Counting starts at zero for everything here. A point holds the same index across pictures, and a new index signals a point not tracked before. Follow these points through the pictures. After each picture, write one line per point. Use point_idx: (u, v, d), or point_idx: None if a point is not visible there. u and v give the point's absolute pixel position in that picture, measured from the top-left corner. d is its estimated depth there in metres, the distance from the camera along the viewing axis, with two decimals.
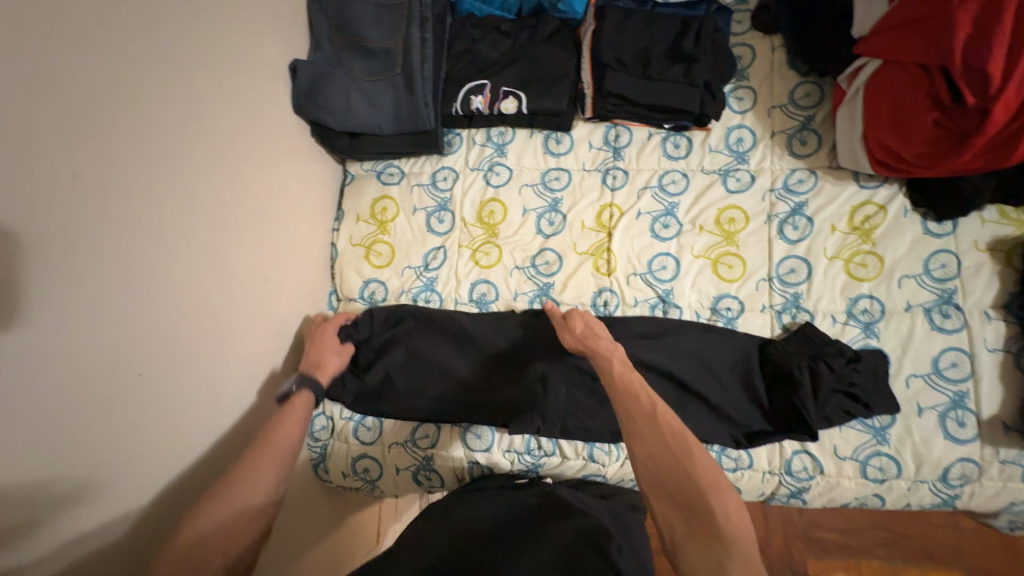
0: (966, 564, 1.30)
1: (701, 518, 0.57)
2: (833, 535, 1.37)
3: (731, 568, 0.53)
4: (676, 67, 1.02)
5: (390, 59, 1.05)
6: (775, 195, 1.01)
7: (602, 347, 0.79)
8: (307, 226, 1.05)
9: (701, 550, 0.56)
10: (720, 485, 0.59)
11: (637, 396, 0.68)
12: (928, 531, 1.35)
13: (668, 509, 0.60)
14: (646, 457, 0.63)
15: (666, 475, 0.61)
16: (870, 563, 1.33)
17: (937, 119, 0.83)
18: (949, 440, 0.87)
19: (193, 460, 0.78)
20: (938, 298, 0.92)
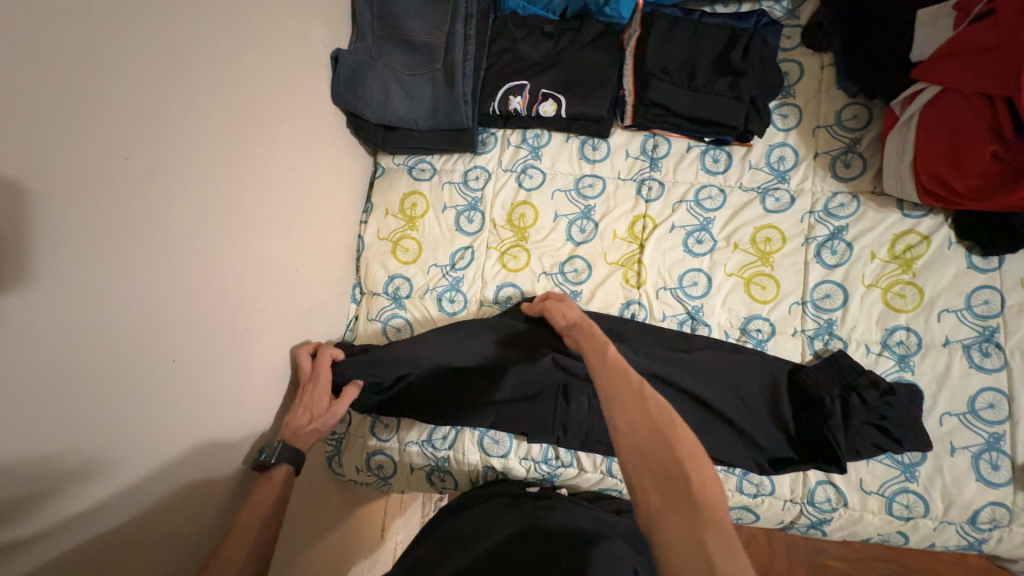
0: None
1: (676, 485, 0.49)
2: (838, 564, 1.35)
3: (708, 540, 0.45)
4: (721, 79, 1.00)
5: (431, 54, 1.04)
6: (814, 217, 0.99)
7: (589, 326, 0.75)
8: (337, 218, 1.05)
9: (676, 519, 0.47)
10: (698, 456, 0.52)
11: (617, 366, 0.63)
12: (937, 567, 1.32)
13: (643, 479, 0.51)
14: (622, 422, 0.56)
15: (641, 440, 0.54)
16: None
17: (996, 152, 0.80)
18: (981, 482, 0.84)
19: (219, 446, 0.78)
20: (979, 335, 0.90)
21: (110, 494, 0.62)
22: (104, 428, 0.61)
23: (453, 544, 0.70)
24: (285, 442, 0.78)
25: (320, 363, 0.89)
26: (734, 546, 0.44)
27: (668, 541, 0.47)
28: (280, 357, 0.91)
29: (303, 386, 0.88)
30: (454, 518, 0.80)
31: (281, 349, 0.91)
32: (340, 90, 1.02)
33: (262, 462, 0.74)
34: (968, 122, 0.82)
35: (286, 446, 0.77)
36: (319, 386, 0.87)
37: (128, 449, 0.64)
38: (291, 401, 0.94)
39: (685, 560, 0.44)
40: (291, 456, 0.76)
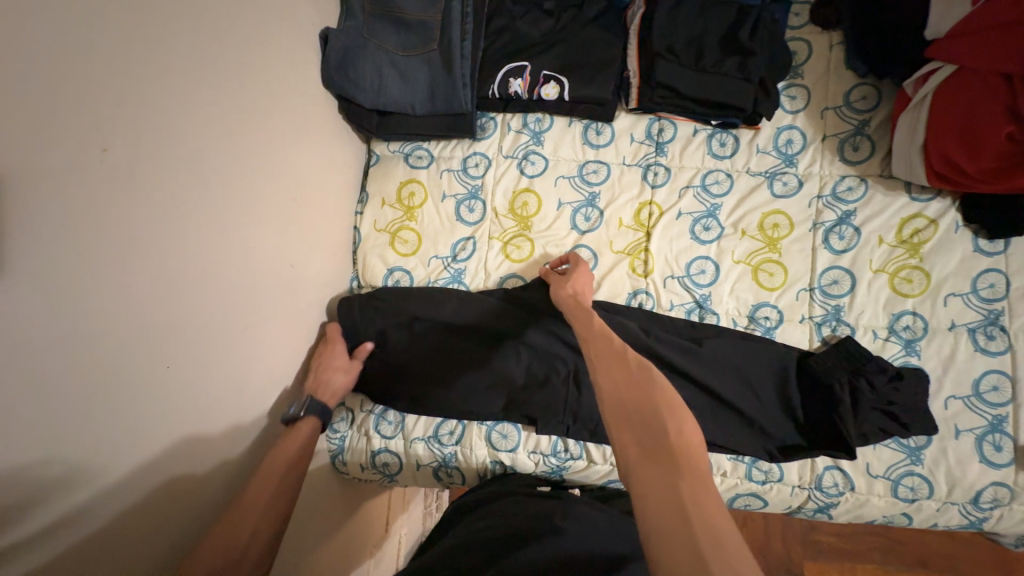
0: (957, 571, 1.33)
1: (655, 438, 0.49)
2: (832, 539, 1.38)
3: (684, 489, 0.44)
4: (730, 59, 0.96)
5: (426, 33, 0.98)
6: (822, 202, 0.97)
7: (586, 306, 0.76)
8: (332, 209, 1.00)
9: (654, 470, 0.47)
10: (681, 413, 0.52)
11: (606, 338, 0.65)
12: (926, 539, 1.36)
13: (623, 435, 0.51)
14: (608, 384, 0.56)
15: (626, 400, 0.54)
16: (866, 567, 1.35)
17: (1010, 134, 0.79)
18: (984, 464, 0.85)
19: (220, 452, 0.75)
20: (983, 319, 0.90)
21: (107, 506, 0.59)
22: (97, 442, 0.58)
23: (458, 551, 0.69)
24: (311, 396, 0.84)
25: (332, 328, 0.94)
26: (710, 497, 0.44)
27: (645, 491, 0.46)
28: (279, 357, 0.88)
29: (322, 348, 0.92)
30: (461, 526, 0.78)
31: (280, 349, 0.88)
32: (331, 73, 0.96)
33: (292, 415, 0.79)
34: (983, 103, 0.81)
35: (312, 399, 0.82)
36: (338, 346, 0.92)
37: (126, 460, 0.61)
38: None
39: (662, 509, 0.43)
40: (317, 410, 0.82)
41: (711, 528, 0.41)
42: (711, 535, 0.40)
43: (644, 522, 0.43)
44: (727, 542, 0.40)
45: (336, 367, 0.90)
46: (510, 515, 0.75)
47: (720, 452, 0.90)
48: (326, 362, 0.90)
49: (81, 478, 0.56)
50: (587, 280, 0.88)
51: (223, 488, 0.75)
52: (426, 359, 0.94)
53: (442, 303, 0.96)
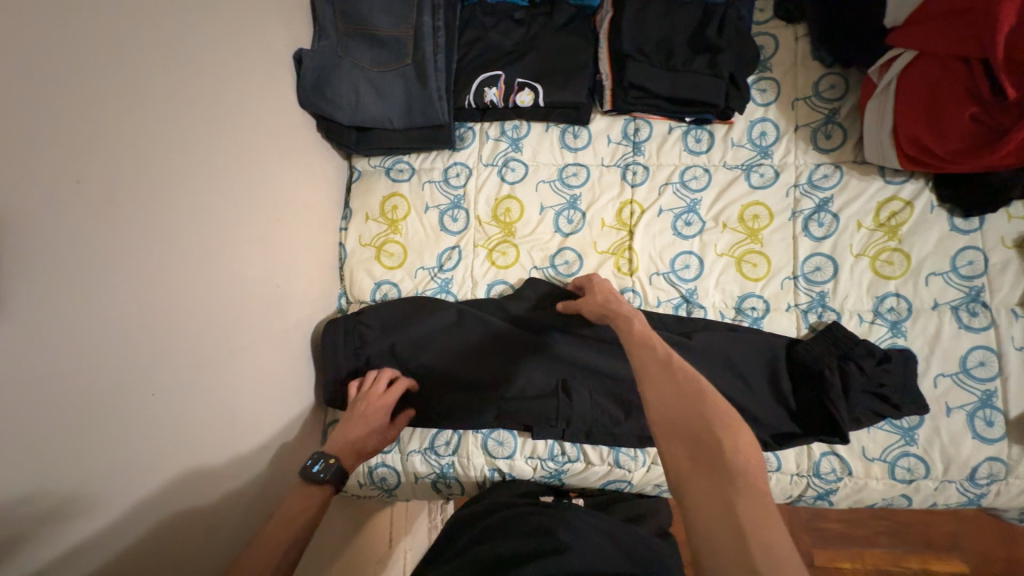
0: (963, 550, 1.33)
1: (711, 457, 0.51)
2: (837, 526, 1.38)
3: (737, 503, 0.48)
4: (699, 57, 0.98)
5: (400, 49, 0.99)
6: (799, 190, 0.99)
7: (624, 310, 0.76)
8: (315, 227, 1.00)
9: (706, 485, 0.50)
10: (731, 421, 0.54)
11: (652, 343, 0.64)
12: (930, 520, 1.37)
13: (673, 448, 0.53)
14: (659, 399, 0.57)
15: (678, 413, 0.55)
16: (873, 551, 1.35)
17: (975, 114, 0.81)
18: (977, 440, 0.86)
19: (211, 477, 0.74)
20: (965, 296, 0.91)
21: (93, 538, 0.58)
22: (80, 474, 0.57)
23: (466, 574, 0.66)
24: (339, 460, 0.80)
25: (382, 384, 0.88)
26: (767, 516, 0.47)
27: (699, 504, 0.49)
28: (270, 377, 0.87)
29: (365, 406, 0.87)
30: (460, 547, 0.76)
31: (271, 369, 0.87)
32: (307, 94, 0.96)
33: (313, 474, 0.77)
34: (946, 86, 0.83)
35: (337, 462, 0.79)
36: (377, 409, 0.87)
37: (118, 490, 0.61)
38: (321, 391, 1.00)
39: (717, 522, 0.47)
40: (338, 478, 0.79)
41: (768, 548, 0.45)
42: (768, 556, 0.44)
43: (701, 539, 0.47)
44: (785, 563, 0.44)
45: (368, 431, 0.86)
46: (511, 531, 0.73)
47: None
48: (364, 426, 0.85)
49: (71, 511, 0.56)
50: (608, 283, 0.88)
51: (215, 515, 0.74)
52: (416, 372, 0.94)
53: (430, 314, 0.95)
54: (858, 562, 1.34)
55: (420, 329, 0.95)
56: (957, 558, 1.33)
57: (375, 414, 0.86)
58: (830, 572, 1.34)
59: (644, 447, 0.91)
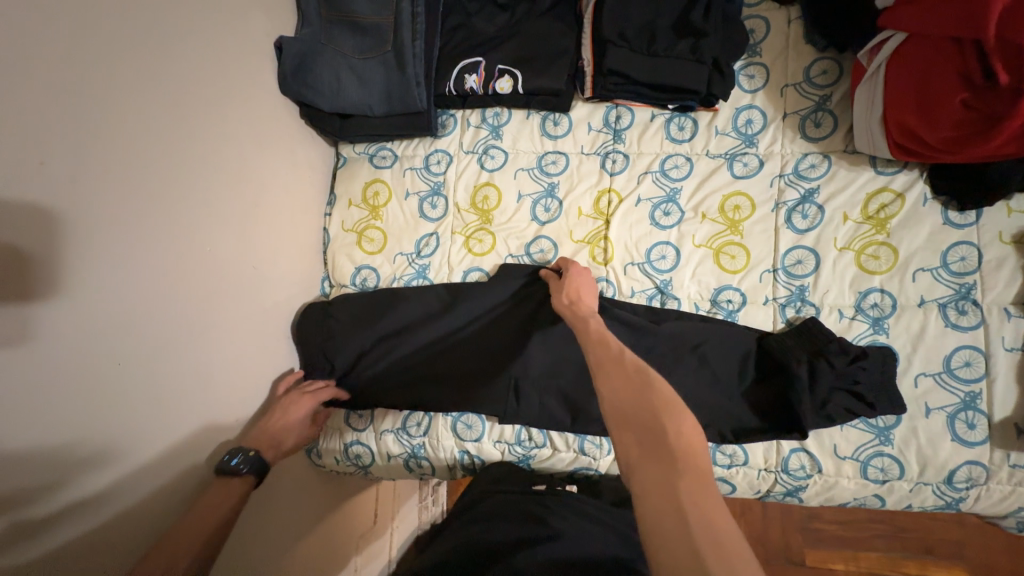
0: (964, 558, 1.29)
1: (655, 441, 0.51)
2: (831, 527, 1.36)
3: (679, 485, 0.46)
4: (682, 42, 0.95)
5: (380, 35, 0.99)
6: (784, 180, 0.96)
7: (585, 312, 0.77)
8: (298, 211, 1.03)
9: (651, 469, 0.49)
10: (677, 408, 0.54)
11: (606, 342, 0.66)
12: (930, 526, 1.32)
13: (622, 437, 0.53)
14: (609, 391, 0.58)
15: (625, 403, 0.55)
16: (868, 554, 1.32)
17: (966, 101, 0.76)
18: (957, 442, 0.83)
19: (186, 448, 0.78)
20: (955, 293, 0.87)
21: (64, 499, 0.62)
22: (50, 439, 0.60)
23: (462, 565, 0.68)
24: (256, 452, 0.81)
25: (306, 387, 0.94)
26: (711, 499, 0.45)
27: (646, 490, 0.48)
28: (251, 355, 0.91)
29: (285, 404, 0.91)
30: (461, 529, 0.80)
31: (251, 347, 0.91)
32: (288, 81, 0.98)
33: (229, 467, 0.77)
34: (937, 70, 0.78)
35: (256, 453, 0.80)
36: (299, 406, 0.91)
37: (98, 453, 0.66)
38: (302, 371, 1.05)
39: (660, 505, 0.46)
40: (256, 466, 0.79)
41: (711, 527, 0.43)
42: (711, 537, 0.42)
43: (645, 521, 0.46)
44: (728, 544, 0.42)
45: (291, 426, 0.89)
46: (507, 518, 0.77)
47: None
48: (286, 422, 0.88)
49: (48, 470, 0.60)
50: (585, 277, 0.88)
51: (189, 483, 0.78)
52: (389, 354, 0.96)
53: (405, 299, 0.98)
54: (853, 565, 1.32)
55: (395, 312, 0.98)
56: (957, 566, 1.29)
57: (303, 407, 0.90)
58: (822, 572, 1.32)
59: (610, 435, 0.91)
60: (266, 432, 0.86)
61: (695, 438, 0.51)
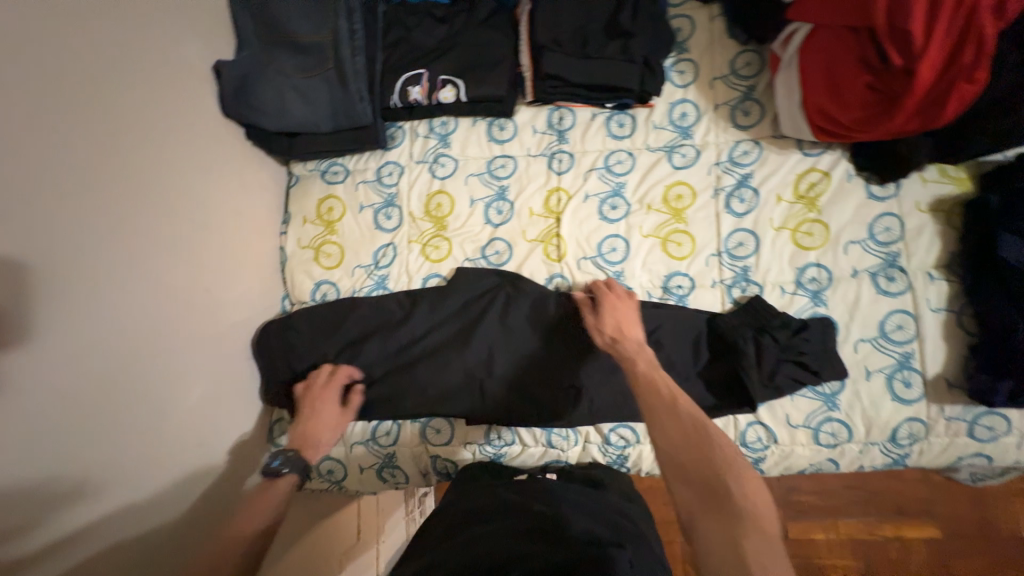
0: (934, 515, 1.35)
1: (720, 499, 0.58)
2: (809, 498, 1.40)
3: (743, 540, 0.55)
4: (613, 44, 1.00)
5: (320, 53, 1.00)
6: (720, 168, 1.01)
7: (628, 348, 0.80)
8: (252, 232, 1.04)
9: (715, 524, 0.57)
10: (738, 466, 0.60)
11: (656, 388, 0.71)
12: (902, 488, 1.38)
13: (685, 492, 0.61)
14: (669, 445, 0.64)
15: (688, 459, 0.62)
16: (846, 521, 1.37)
17: (869, 82, 0.83)
18: (896, 401, 0.88)
19: (136, 476, 0.78)
20: (883, 262, 0.93)
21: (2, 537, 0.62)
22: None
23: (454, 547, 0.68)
24: (296, 452, 0.83)
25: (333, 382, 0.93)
26: (768, 549, 0.54)
27: (710, 542, 0.57)
28: (208, 378, 0.91)
29: (315, 403, 0.91)
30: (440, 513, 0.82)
31: (209, 370, 0.91)
32: (230, 104, 0.99)
33: (273, 469, 0.79)
34: (841, 56, 0.85)
35: (297, 453, 0.82)
36: (328, 402, 0.91)
37: (38, 488, 0.66)
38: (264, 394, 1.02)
39: (726, 559, 0.54)
40: (297, 466, 0.81)
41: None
42: None
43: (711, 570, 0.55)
44: None
45: (327, 423, 0.89)
46: (486, 503, 0.79)
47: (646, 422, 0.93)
48: (320, 419, 0.89)
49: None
50: (625, 310, 0.87)
51: (138, 510, 0.78)
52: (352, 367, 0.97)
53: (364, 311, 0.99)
54: (832, 533, 1.37)
55: (354, 325, 0.99)
56: (927, 522, 1.35)
57: (331, 407, 0.91)
58: (804, 542, 1.37)
59: (575, 426, 0.93)
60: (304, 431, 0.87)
61: (762, 501, 0.58)
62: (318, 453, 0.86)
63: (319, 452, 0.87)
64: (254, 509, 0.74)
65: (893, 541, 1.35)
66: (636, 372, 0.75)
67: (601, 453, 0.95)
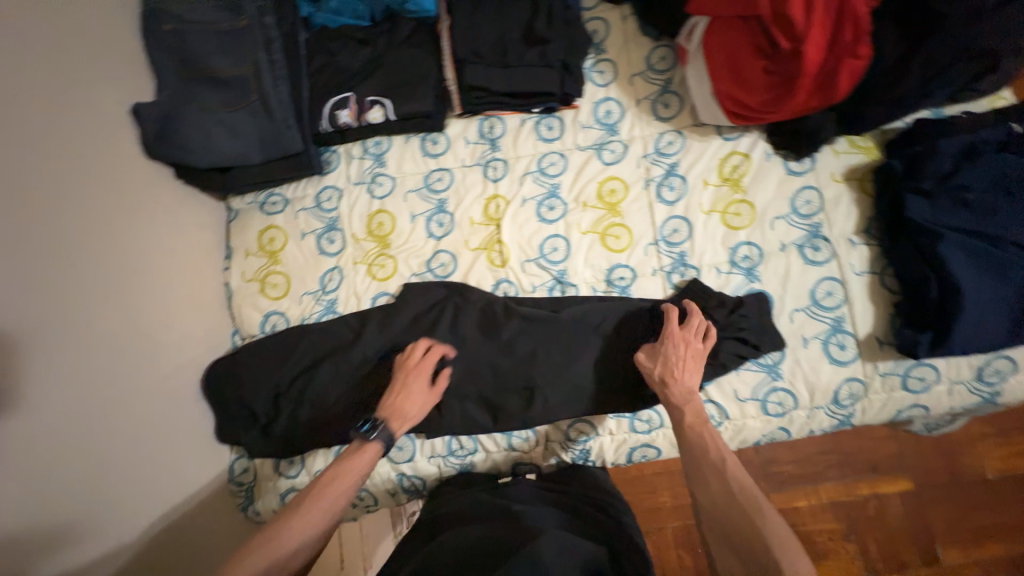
0: (906, 468, 1.39)
1: (760, 569, 0.63)
2: (788, 468, 1.41)
3: None
4: (531, 50, 1.02)
5: (243, 86, 1.00)
6: (648, 159, 1.04)
7: (677, 397, 0.82)
8: (188, 270, 1.03)
9: None
10: (789, 548, 0.63)
11: (706, 449, 0.76)
12: (873, 446, 1.42)
13: (729, 554, 0.68)
14: (716, 509, 0.71)
15: (731, 525, 0.68)
16: (826, 485, 1.39)
17: (766, 66, 0.89)
18: (834, 364, 0.92)
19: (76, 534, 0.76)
20: (808, 233, 0.97)
21: None
22: None
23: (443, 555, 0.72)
24: (384, 421, 0.81)
25: (426, 356, 0.89)
26: None
27: None
28: (157, 422, 0.90)
29: (405, 374, 0.88)
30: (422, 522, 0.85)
31: (157, 414, 0.91)
32: (154, 145, 0.98)
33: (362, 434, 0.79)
34: (738, 44, 0.90)
35: (385, 425, 0.81)
36: (419, 375, 0.88)
37: None
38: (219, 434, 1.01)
39: None
40: (383, 438, 0.79)
41: None
42: None
43: None
44: None
45: (417, 399, 0.86)
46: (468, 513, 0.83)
47: (603, 413, 0.95)
48: (411, 392, 0.86)
49: None
50: (686, 351, 0.86)
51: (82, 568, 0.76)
52: (306, 395, 0.96)
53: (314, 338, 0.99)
54: (815, 499, 1.39)
55: (304, 352, 0.98)
56: (900, 475, 1.39)
57: (422, 379, 0.87)
58: (790, 512, 1.39)
59: (534, 427, 0.95)
60: (393, 402, 0.84)
61: None
62: (404, 428, 0.83)
63: (407, 426, 0.84)
64: (338, 477, 0.75)
65: (871, 499, 1.38)
66: (685, 426, 0.80)
67: (562, 449, 0.97)
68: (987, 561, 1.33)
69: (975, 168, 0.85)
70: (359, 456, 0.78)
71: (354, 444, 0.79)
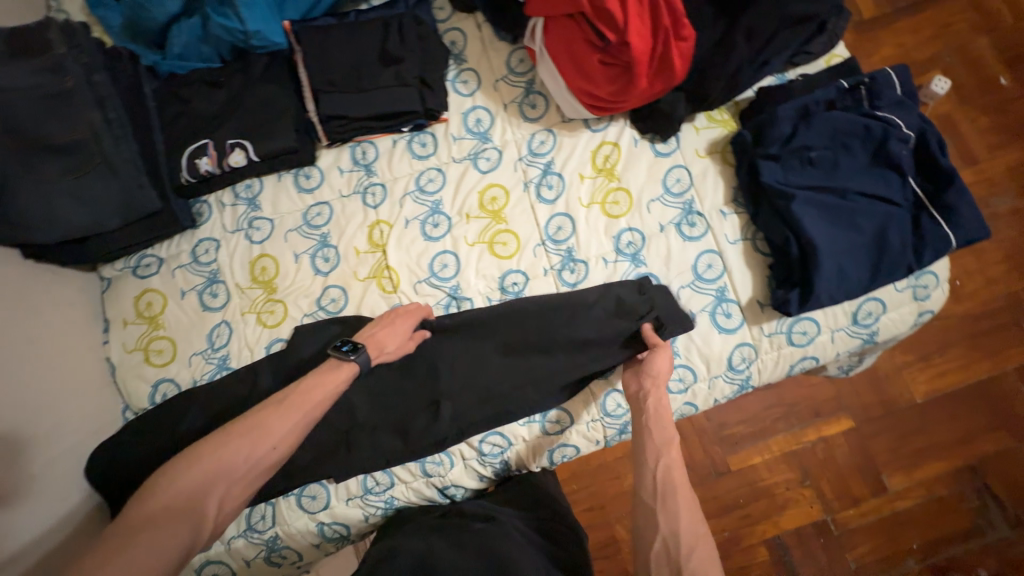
0: (846, 407, 1.41)
1: None
2: (740, 428, 1.41)
3: None
4: (387, 72, 1.02)
5: (82, 151, 0.92)
6: (524, 162, 1.05)
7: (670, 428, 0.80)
8: (59, 353, 0.95)
9: None
10: None
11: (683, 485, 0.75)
12: (810, 393, 1.42)
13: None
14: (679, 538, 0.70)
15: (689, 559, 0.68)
16: (776, 438, 1.40)
17: (603, 59, 0.92)
18: (723, 333, 0.95)
19: None
20: (682, 211, 1.00)
21: None
22: None
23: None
24: (362, 345, 0.86)
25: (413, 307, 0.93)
26: None
27: None
28: (40, 526, 0.84)
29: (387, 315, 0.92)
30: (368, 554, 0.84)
31: (39, 516, 0.84)
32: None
33: (341, 350, 0.85)
34: (574, 41, 0.92)
35: (364, 349, 0.86)
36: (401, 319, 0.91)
37: None
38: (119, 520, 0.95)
39: None
40: (360, 360, 0.84)
41: None
42: None
43: None
44: None
45: (395, 338, 0.90)
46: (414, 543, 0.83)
47: (513, 421, 0.95)
48: (390, 327, 0.90)
49: None
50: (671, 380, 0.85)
51: None
52: None
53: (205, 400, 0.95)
54: (769, 455, 1.39)
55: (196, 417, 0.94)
56: (843, 417, 1.41)
57: (405, 321, 0.91)
58: (747, 472, 1.39)
59: (445, 450, 0.94)
60: (371, 332, 0.89)
61: None
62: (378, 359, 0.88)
63: (382, 357, 0.89)
64: (323, 382, 0.82)
65: (818, 443, 1.40)
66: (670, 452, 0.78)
67: (480, 465, 0.96)
68: (928, 481, 1.36)
69: (811, 127, 0.91)
70: (338, 371, 0.83)
71: (332, 362, 0.84)
